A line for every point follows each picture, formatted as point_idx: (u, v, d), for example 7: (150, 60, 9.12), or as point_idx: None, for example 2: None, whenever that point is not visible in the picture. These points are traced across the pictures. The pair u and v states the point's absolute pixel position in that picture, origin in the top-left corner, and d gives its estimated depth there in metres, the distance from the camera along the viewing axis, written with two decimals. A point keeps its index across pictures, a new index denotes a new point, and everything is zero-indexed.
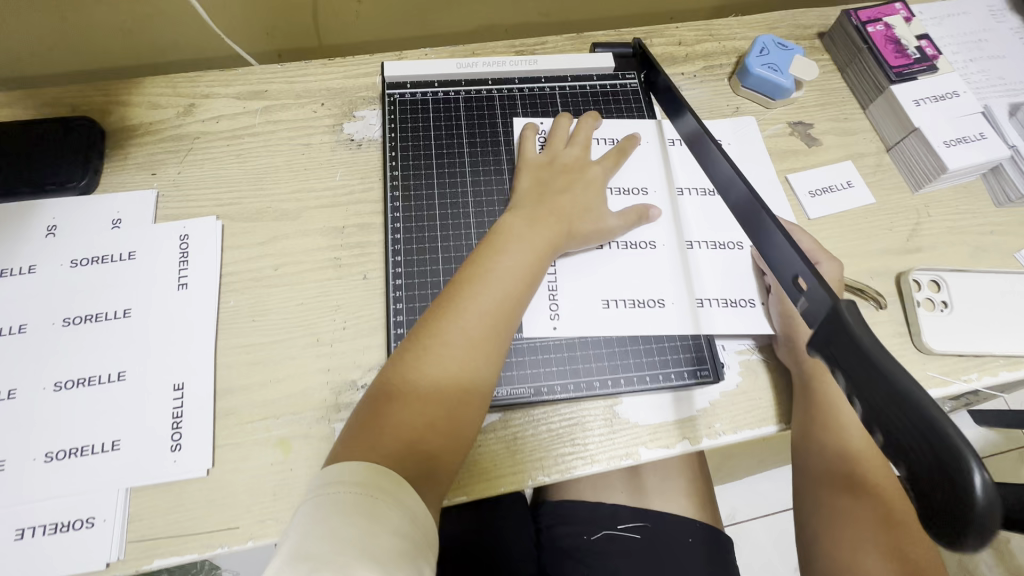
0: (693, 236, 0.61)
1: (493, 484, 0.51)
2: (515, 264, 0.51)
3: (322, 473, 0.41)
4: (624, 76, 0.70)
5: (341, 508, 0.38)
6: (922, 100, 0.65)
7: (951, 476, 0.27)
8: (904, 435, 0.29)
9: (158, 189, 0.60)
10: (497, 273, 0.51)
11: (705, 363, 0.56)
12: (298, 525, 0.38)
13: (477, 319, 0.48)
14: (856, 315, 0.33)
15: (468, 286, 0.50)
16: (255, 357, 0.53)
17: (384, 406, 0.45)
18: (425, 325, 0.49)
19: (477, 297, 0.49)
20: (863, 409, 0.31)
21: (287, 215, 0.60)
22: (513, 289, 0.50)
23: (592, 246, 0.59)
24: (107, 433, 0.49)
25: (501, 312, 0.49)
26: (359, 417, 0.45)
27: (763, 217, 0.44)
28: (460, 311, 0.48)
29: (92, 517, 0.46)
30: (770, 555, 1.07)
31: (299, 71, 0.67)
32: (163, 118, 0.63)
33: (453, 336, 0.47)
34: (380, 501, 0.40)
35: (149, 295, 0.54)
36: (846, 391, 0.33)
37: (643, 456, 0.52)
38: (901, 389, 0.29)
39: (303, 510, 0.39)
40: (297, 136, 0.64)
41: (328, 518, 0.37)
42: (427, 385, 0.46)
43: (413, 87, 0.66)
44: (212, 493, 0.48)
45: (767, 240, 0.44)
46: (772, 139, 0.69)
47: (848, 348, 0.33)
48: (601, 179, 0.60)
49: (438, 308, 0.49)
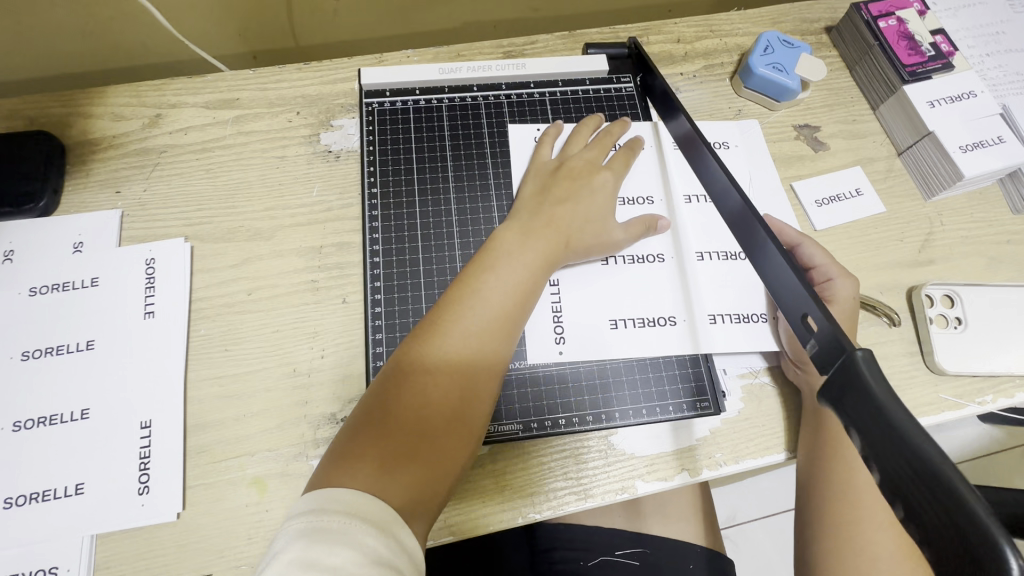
0: (699, 247, 0.58)
1: (482, 522, 0.48)
2: (509, 281, 0.48)
3: (301, 500, 0.37)
4: (619, 80, 0.65)
5: (324, 535, 0.34)
6: (937, 102, 0.61)
7: (982, 564, 0.24)
8: (927, 512, 0.26)
9: (123, 208, 0.56)
10: (488, 293, 0.47)
11: (705, 393, 0.53)
12: (275, 553, 0.34)
13: (469, 342, 0.45)
14: (874, 369, 0.31)
15: (459, 304, 0.46)
16: (228, 389, 0.50)
17: (370, 432, 0.41)
18: (414, 343, 0.45)
19: (470, 316, 0.46)
20: (880, 477, 0.29)
21: (261, 234, 0.56)
22: (507, 309, 0.47)
23: (594, 259, 0.55)
24: (70, 476, 0.46)
25: (495, 334, 0.46)
26: (341, 443, 0.41)
27: (761, 234, 0.41)
28: (451, 331, 0.45)
29: (55, 567, 0.44)
30: (770, 556, 1.02)
31: (272, 77, 0.63)
32: (127, 131, 0.59)
33: (444, 360, 0.44)
34: (369, 528, 0.36)
35: (113, 325, 0.51)
36: (863, 455, 0.30)
37: (639, 489, 0.49)
38: (924, 461, 0.27)
39: (282, 536, 0.35)
40: (270, 147, 0.60)
41: (308, 547, 0.33)
42: (416, 410, 0.42)
43: (393, 94, 0.62)
44: (183, 537, 0.46)
45: (767, 266, 0.41)
46: (777, 143, 0.65)
47: (866, 409, 0.30)
48: (608, 188, 0.56)
49: (428, 326, 0.46)
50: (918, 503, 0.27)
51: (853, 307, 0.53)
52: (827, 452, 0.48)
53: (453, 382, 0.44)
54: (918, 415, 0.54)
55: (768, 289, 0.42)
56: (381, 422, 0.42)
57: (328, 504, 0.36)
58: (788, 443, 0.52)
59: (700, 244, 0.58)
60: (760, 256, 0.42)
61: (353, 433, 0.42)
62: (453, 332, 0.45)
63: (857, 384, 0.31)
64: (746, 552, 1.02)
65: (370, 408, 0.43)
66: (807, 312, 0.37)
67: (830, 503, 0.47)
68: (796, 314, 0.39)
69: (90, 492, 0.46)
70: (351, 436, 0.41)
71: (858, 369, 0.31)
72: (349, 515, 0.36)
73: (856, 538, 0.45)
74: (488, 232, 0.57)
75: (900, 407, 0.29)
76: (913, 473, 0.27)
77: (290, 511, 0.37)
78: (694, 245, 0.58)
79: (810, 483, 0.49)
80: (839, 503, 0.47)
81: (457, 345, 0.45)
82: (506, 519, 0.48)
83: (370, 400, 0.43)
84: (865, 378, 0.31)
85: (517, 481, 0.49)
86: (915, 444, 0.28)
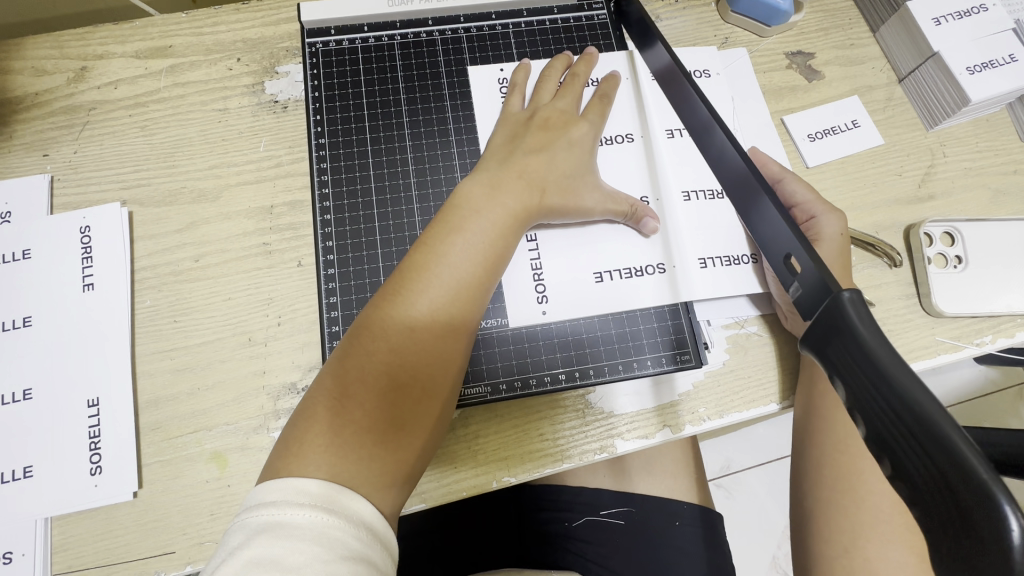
0: (686, 186, 0.53)
1: (456, 489, 0.46)
2: (476, 232, 0.43)
3: (258, 487, 0.35)
4: (591, 7, 0.59)
5: (291, 530, 0.32)
6: (944, 18, 0.55)
7: (975, 525, 0.22)
8: (915, 468, 0.24)
9: (53, 173, 0.51)
10: (456, 256, 0.42)
11: (686, 347, 0.50)
12: (235, 548, 0.32)
13: (434, 309, 0.41)
14: (861, 310, 0.28)
15: (422, 267, 0.42)
16: (180, 363, 0.47)
17: (325, 406, 0.38)
18: (374, 311, 0.41)
19: (433, 273, 0.41)
20: (865, 429, 0.26)
21: (206, 195, 0.52)
22: (478, 271, 0.43)
23: (574, 222, 0.51)
24: (17, 460, 0.44)
25: (462, 299, 0.42)
26: (297, 420, 0.38)
27: (745, 173, 0.37)
28: (415, 298, 0.41)
29: (9, 552, 0.42)
30: (764, 504, 1.03)
31: (207, 20, 0.56)
32: (51, 86, 0.54)
33: (408, 331, 0.40)
34: (340, 521, 0.33)
35: (51, 301, 0.47)
36: (848, 406, 0.27)
37: (618, 448, 0.47)
38: (915, 412, 0.24)
39: (243, 529, 0.33)
40: (210, 99, 0.54)
41: (272, 545, 0.31)
42: (375, 379, 0.38)
43: (339, 33, 0.56)
44: (142, 516, 0.44)
45: (757, 213, 0.37)
46: (767, 74, 0.59)
47: (854, 356, 0.27)
48: (585, 143, 0.51)
49: (389, 293, 0.41)
50: (905, 458, 0.24)
51: (842, 243, 0.49)
52: (815, 405, 0.46)
53: (421, 354, 0.40)
54: (913, 359, 0.51)
55: (754, 233, 0.38)
56: (338, 395, 0.38)
57: (295, 494, 0.34)
58: (776, 395, 0.49)
59: (685, 184, 0.53)
60: (748, 196, 0.37)
61: (310, 413, 0.38)
62: (417, 298, 0.41)
63: (846, 330, 0.28)
64: (739, 500, 1.03)
65: (328, 385, 0.39)
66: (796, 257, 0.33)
67: (826, 453, 0.45)
68: (783, 263, 0.35)
69: (39, 475, 0.44)
70: (308, 418, 0.38)
71: (846, 311, 0.28)
72: (319, 508, 0.33)
73: (853, 486, 0.43)
74: (449, 182, 0.53)
75: (890, 352, 0.26)
76: (901, 426, 0.24)
77: (250, 499, 0.34)
78: (678, 184, 0.53)
79: (802, 433, 0.47)
80: (835, 451, 0.45)
81: (424, 312, 0.40)
82: (480, 485, 0.46)
83: (328, 376, 0.39)
84: (855, 322, 0.28)
85: (491, 447, 0.47)
86: (907, 392, 0.24)
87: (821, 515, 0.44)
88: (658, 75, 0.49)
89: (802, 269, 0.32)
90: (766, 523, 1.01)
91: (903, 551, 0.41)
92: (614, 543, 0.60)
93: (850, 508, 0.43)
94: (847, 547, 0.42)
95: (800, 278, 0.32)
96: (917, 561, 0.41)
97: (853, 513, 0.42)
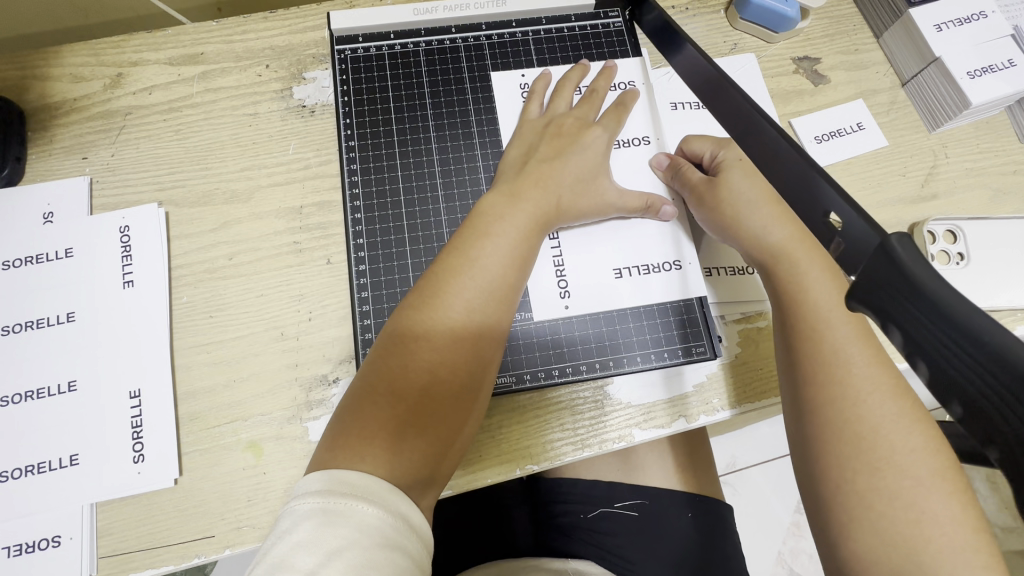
0: None
1: (481, 476, 0.48)
2: (507, 237, 0.46)
3: (302, 478, 0.37)
4: (607, 15, 0.62)
5: (332, 515, 0.34)
6: (945, 25, 0.57)
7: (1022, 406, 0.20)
8: (956, 370, 0.22)
9: (91, 175, 0.54)
10: (486, 260, 0.44)
11: (701, 338, 0.52)
12: (282, 532, 0.34)
13: (467, 310, 0.43)
14: (910, 250, 0.26)
15: (453, 270, 0.44)
16: (216, 356, 0.49)
17: (367, 402, 0.40)
18: (410, 312, 0.43)
19: (466, 276, 0.44)
20: (928, 375, 0.23)
21: (238, 196, 0.54)
22: (505, 275, 0.45)
23: (593, 220, 0.53)
24: (63, 447, 0.46)
25: (496, 299, 0.44)
26: (342, 415, 0.41)
27: (725, 91, 0.38)
28: (449, 300, 0.43)
29: (58, 536, 0.44)
30: (768, 499, 1.05)
31: (237, 28, 0.59)
32: (88, 93, 0.56)
33: (442, 331, 0.42)
34: (378, 510, 0.35)
35: (93, 297, 0.49)
36: (877, 323, 0.26)
37: (636, 438, 0.49)
38: (991, 350, 0.21)
39: (290, 514, 0.35)
40: (241, 104, 0.57)
41: (315, 528, 0.33)
42: (417, 378, 0.41)
43: (366, 41, 0.59)
44: (182, 502, 0.46)
45: (753, 145, 0.35)
46: (775, 79, 0.62)
47: (892, 286, 0.26)
48: (605, 147, 0.53)
49: (425, 294, 0.43)
50: (950, 366, 0.22)
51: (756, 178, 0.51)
52: (806, 351, 0.44)
53: (455, 353, 0.42)
54: None
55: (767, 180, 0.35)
56: (380, 395, 0.40)
57: (338, 484, 0.36)
58: None
59: None
60: (753, 141, 0.35)
61: (354, 408, 0.40)
62: (451, 299, 0.43)
63: (888, 268, 0.26)
64: (745, 496, 1.05)
65: (369, 380, 0.41)
66: (832, 208, 0.30)
67: (820, 390, 0.42)
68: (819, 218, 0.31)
69: (84, 463, 0.46)
70: (350, 413, 0.40)
71: (895, 254, 0.26)
72: (360, 497, 0.35)
73: (859, 408, 0.40)
74: (472, 183, 0.55)
75: (934, 277, 0.24)
76: (949, 346, 0.22)
77: (297, 488, 0.36)
78: None
79: (789, 376, 0.45)
80: (832, 367, 0.42)
81: (458, 313, 0.43)
82: (503, 472, 0.48)
83: (369, 373, 0.42)
84: (902, 264, 0.25)
85: (513, 437, 0.49)
86: (961, 318, 0.22)
87: (826, 448, 0.40)
88: (687, 78, 0.44)
89: (845, 224, 0.29)
90: (769, 518, 1.04)
91: (943, 498, 0.37)
92: (628, 533, 0.61)
93: (865, 443, 0.39)
94: (883, 527, 0.37)
95: (843, 230, 0.29)
96: (961, 505, 0.37)
97: (855, 438, 0.39)
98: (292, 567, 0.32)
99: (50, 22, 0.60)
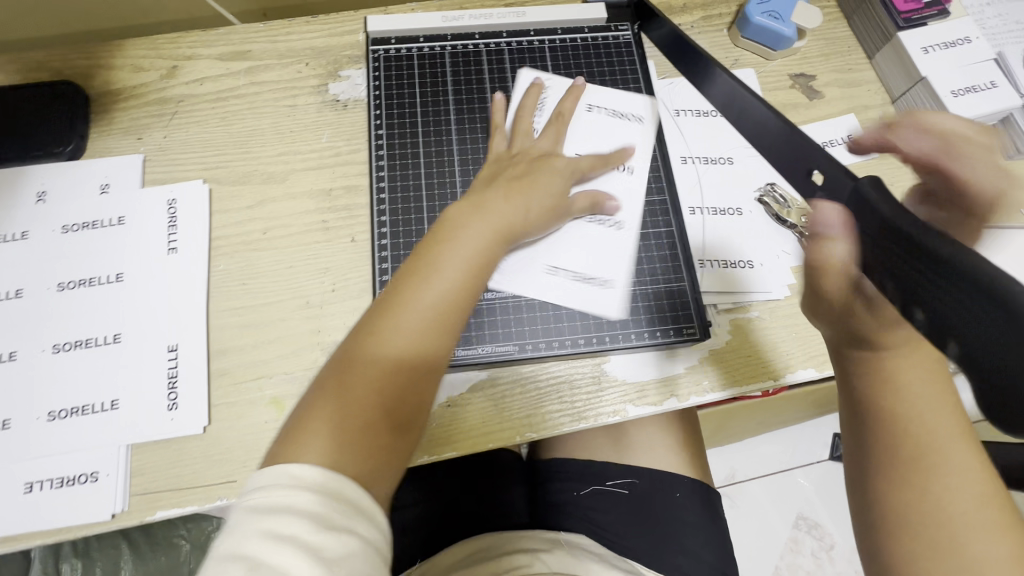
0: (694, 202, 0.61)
1: (482, 441, 0.51)
2: (471, 244, 0.47)
3: (250, 478, 0.36)
4: (617, 28, 0.67)
5: (275, 506, 0.34)
6: (932, 48, 0.62)
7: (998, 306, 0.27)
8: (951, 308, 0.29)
9: (145, 154, 0.60)
10: (449, 262, 0.45)
11: (692, 320, 0.56)
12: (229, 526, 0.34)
13: (427, 314, 0.43)
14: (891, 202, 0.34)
15: (418, 272, 0.45)
16: (247, 319, 0.54)
17: (321, 403, 0.40)
18: (376, 312, 0.43)
19: (427, 280, 0.44)
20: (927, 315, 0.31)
21: (274, 177, 0.59)
22: (466, 280, 0.45)
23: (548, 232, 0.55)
24: (106, 392, 0.50)
25: (455, 303, 0.44)
26: (294, 420, 0.40)
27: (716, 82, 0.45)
28: (409, 303, 0.43)
29: (96, 472, 0.48)
30: (766, 513, 1.06)
31: (281, 30, 0.65)
32: (146, 81, 0.62)
33: (402, 333, 0.42)
34: (321, 496, 0.35)
35: (139, 260, 0.55)
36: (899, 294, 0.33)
37: (629, 413, 0.53)
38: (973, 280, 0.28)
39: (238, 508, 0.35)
40: (282, 96, 0.62)
41: (264, 520, 0.33)
42: (371, 379, 0.41)
43: (398, 42, 0.64)
44: (209, 449, 0.50)
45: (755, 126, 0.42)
46: (773, 92, 0.66)
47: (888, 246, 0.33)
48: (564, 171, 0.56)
49: (387, 299, 0.44)
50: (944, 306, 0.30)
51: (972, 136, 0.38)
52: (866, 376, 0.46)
53: (409, 355, 0.42)
54: None
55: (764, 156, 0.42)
56: (334, 396, 0.40)
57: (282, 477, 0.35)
58: (768, 372, 0.55)
59: (692, 201, 0.61)
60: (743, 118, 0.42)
61: (307, 410, 0.40)
62: (410, 303, 0.43)
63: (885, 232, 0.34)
64: (743, 509, 1.06)
65: (325, 383, 0.41)
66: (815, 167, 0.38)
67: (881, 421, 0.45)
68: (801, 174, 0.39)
69: (123, 408, 0.50)
70: (304, 415, 0.40)
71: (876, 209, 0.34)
72: (303, 486, 0.35)
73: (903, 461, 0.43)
74: None
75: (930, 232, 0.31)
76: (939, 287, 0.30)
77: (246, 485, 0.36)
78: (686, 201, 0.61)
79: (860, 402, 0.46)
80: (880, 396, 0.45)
81: (416, 317, 0.43)
82: (506, 437, 0.52)
83: (325, 377, 0.41)
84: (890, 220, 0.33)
85: (513, 405, 0.53)
86: (948, 259, 0.30)
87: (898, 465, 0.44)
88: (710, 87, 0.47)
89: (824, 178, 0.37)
90: (766, 530, 1.05)
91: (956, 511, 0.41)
92: (620, 509, 0.64)
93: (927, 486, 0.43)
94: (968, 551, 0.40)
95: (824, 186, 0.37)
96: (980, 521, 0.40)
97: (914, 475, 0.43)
98: (242, 557, 0.32)
99: (114, 19, 0.66)
